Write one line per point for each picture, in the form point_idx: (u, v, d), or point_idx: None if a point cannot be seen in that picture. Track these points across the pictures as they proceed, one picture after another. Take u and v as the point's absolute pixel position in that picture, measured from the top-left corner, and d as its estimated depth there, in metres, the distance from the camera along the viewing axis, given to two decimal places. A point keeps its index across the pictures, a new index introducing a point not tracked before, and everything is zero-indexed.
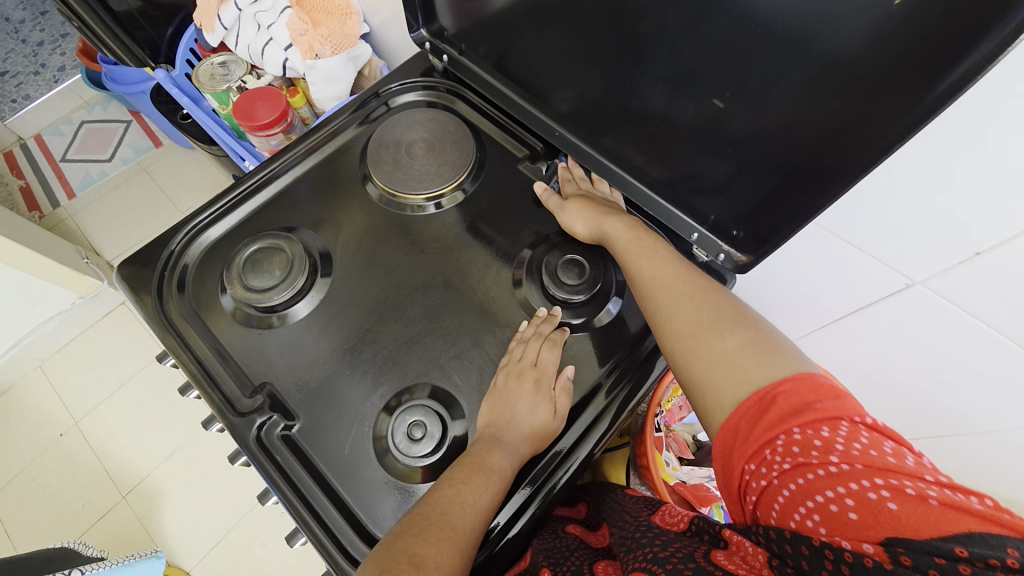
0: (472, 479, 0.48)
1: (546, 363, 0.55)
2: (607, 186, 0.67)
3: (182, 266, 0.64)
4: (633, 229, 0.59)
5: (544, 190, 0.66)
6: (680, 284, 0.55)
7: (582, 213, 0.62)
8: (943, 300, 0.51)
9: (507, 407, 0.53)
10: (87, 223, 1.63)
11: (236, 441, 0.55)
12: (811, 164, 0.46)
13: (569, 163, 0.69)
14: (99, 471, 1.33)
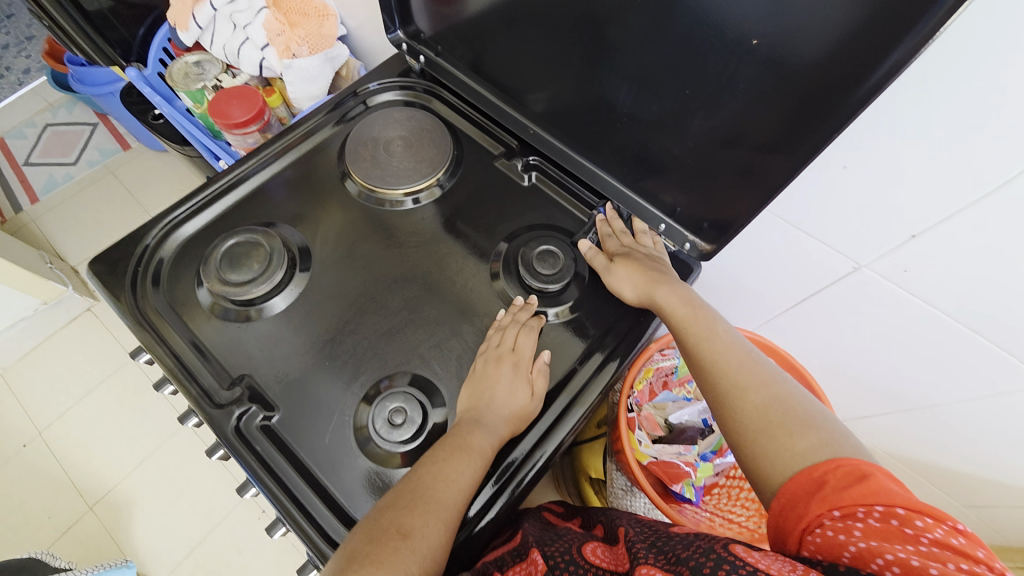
0: (456, 456, 0.50)
1: (523, 348, 0.57)
2: (650, 238, 0.65)
3: (157, 261, 0.63)
4: (687, 302, 0.57)
5: (590, 248, 0.63)
6: (744, 369, 0.53)
7: (630, 278, 0.60)
8: (889, 282, 0.55)
9: (486, 391, 0.55)
10: (51, 227, 1.58)
11: (215, 433, 0.55)
12: (764, 156, 0.50)
13: (607, 214, 0.66)
14: (64, 483, 1.28)
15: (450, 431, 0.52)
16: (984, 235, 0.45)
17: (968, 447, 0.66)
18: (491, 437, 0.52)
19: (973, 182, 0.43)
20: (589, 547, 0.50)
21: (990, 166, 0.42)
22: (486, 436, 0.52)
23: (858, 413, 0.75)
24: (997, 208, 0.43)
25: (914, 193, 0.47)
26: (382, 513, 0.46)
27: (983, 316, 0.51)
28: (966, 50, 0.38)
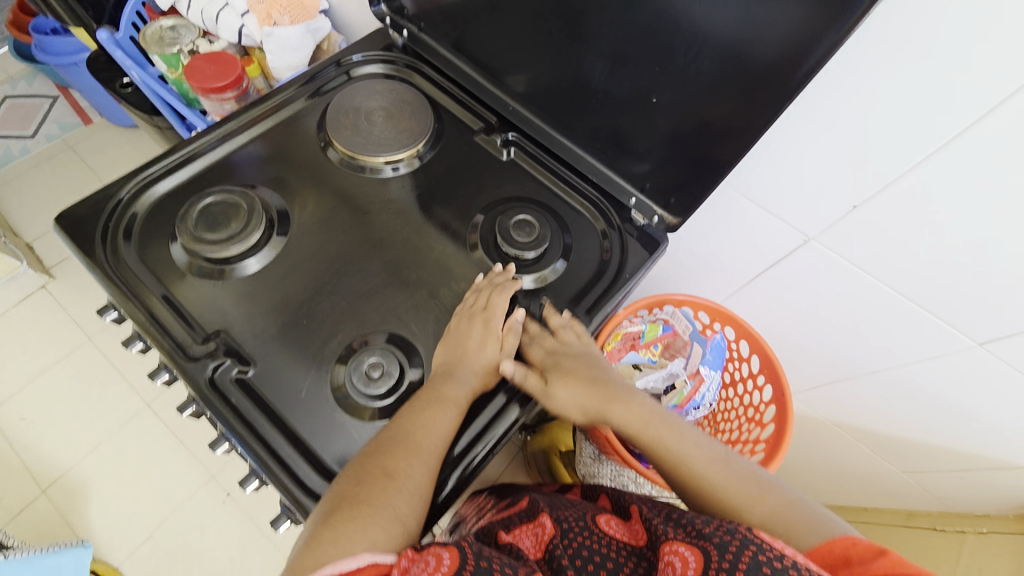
0: (439, 407, 0.53)
1: (496, 307, 0.60)
2: (572, 332, 0.60)
3: (129, 215, 0.62)
4: (646, 423, 0.56)
5: (517, 370, 0.57)
6: (732, 488, 0.51)
7: (575, 398, 0.58)
8: (834, 252, 0.60)
9: (458, 346, 0.57)
10: (5, 201, 1.50)
11: (187, 386, 0.55)
12: (721, 132, 0.54)
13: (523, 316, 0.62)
14: (14, 466, 1.23)
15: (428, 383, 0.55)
16: (911, 206, 0.51)
17: (910, 413, 0.72)
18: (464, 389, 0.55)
19: (900, 159, 0.49)
20: (602, 517, 0.56)
21: (918, 140, 0.47)
22: (456, 389, 0.55)
23: (811, 384, 0.81)
24: (924, 180, 0.49)
25: (856, 168, 0.52)
26: (371, 456, 0.49)
27: (919, 283, 0.56)
28: (898, 34, 0.43)
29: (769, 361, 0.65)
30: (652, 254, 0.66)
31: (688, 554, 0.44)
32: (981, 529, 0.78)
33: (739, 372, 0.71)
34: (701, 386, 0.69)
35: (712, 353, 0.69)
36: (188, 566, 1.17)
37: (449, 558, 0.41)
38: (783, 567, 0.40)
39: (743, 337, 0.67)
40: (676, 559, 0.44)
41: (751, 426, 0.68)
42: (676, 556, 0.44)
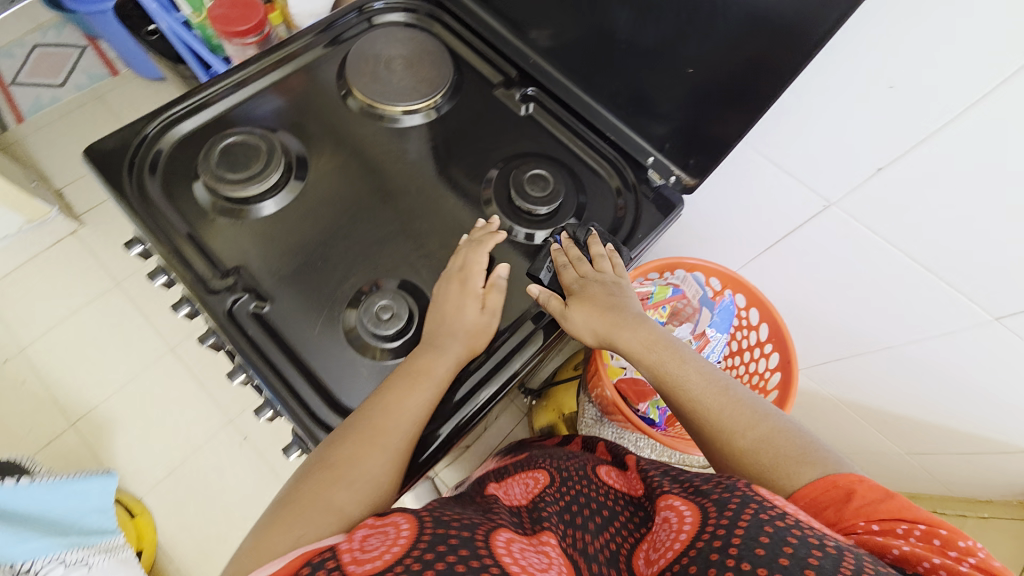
0: (411, 385, 0.53)
1: (473, 267, 0.60)
2: (608, 262, 0.61)
3: (155, 150, 0.64)
4: (651, 347, 0.58)
5: (542, 291, 0.60)
6: (726, 413, 0.53)
7: (590, 322, 0.59)
8: (855, 220, 0.58)
9: (439, 312, 0.58)
10: (37, 148, 1.55)
11: (206, 316, 0.57)
12: (744, 83, 0.54)
13: (563, 241, 0.63)
14: (46, 399, 1.30)
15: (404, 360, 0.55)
16: (938, 168, 0.50)
17: (921, 392, 0.71)
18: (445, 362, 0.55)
19: (928, 118, 0.48)
20: (602, 468, 0.57)
21: (950, 97, 0.46)
22: (437, 356, 0.55)
23: (821, 359, 0.80)
24: (955, 141, 0.47)
25: (884, 127, 0.51)
26: (338, 437, 0.50)
27: (941, 253, 0.55)
28: None
29: (778, 329, 0.64)
30: (666, 217, 0.65)
31: (685, 509, 0.43)
32: (982, 514, 0.80)
33: (746, 341, 0.70)
34: (707, 346, 0.69)
35: (720, 315, 0.68)
36: (206, 502, 1.25)
37: (408, 530, 0.39)
38: (785, 526, 0.37)
39: (753, 305, 0.67)
40: (673, 514, 0.44)
41: (755, 394, 0.68)
42: (673, 512, 0.44)
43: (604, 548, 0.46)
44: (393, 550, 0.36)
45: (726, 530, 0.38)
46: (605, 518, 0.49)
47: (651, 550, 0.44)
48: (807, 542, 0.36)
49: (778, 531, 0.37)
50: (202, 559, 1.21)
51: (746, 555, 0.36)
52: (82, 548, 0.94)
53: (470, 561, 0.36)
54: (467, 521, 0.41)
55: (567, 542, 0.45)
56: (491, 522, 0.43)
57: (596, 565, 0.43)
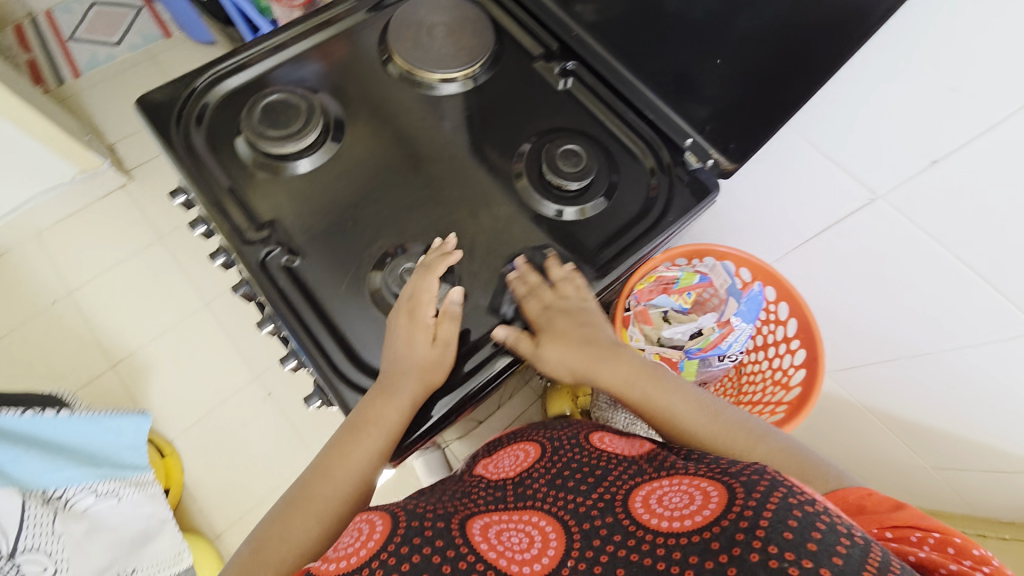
0: (352, 438, 0.54)
1: (422, 294, 0.57)
2: (570, 287, 0.60)
3: (202, 103, 0.66)
4: (631, 381, 0.58)
5: (509, 334, 0.58)
6: (718, 441, 0.53)
7: (566, 357, 0.59)
8: (901, 215, 0.56)
9: (390, 350, 0.56)
10: (92, 103, 1.62)
11: (241, 264, 0.59)
12: (799, 60, 0.52)
13: (521, 269, 0.61)
14: (91, 341, 1.39)
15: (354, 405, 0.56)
16: (1002, 163, 0.47)
17: (956, 405, 0.68)
18: (396, 405, 0.54)
19: (992, 108, 0.45)
20: (597, 435, 0.58)
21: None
22: (391, 398, 0.54)
23: (851, 363, 0.76)
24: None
25: (945, 116, 0.48)
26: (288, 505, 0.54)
27: (994, 257, 0.52)
28: None
29: (808, 327, 0.62)
30: (699, 203, 0.64)
31: (711, 487, 0.43)
32: (1005, 535, 0.73)
33: (772, 335, 0.68)
34: (730, 335, 0.66)
35: (747, 305, 0.65)
36: (230, 450, 1.31)
37: (377, 530, 0.46)
38: (815, 512, 0.37)
39: (784, 299, 0.64)
40: (699, 491, 0.44)
41: (775, 389, 0.66)
42: (697, 489, 0.44)
43: (597, 503, 0.47)
44: (366, 547, 0.45)
45: (754, 511, 0.38)
46: (598, 477, 0.51)
47: (657, 507, 0.45)
48: (836, 529, 0.36)
49: (807, 516, 0.37)
50: (222, 503, 1.28)
51: (774, 538, 0.36)
52: (114, 480, 0.99)
53: (443, 551, 0.44)
54: (442, 511, 0.49)
55: (555, 508, 0.48)
56: (468, 509, 0.50)
57: (587, 524, 0.46)
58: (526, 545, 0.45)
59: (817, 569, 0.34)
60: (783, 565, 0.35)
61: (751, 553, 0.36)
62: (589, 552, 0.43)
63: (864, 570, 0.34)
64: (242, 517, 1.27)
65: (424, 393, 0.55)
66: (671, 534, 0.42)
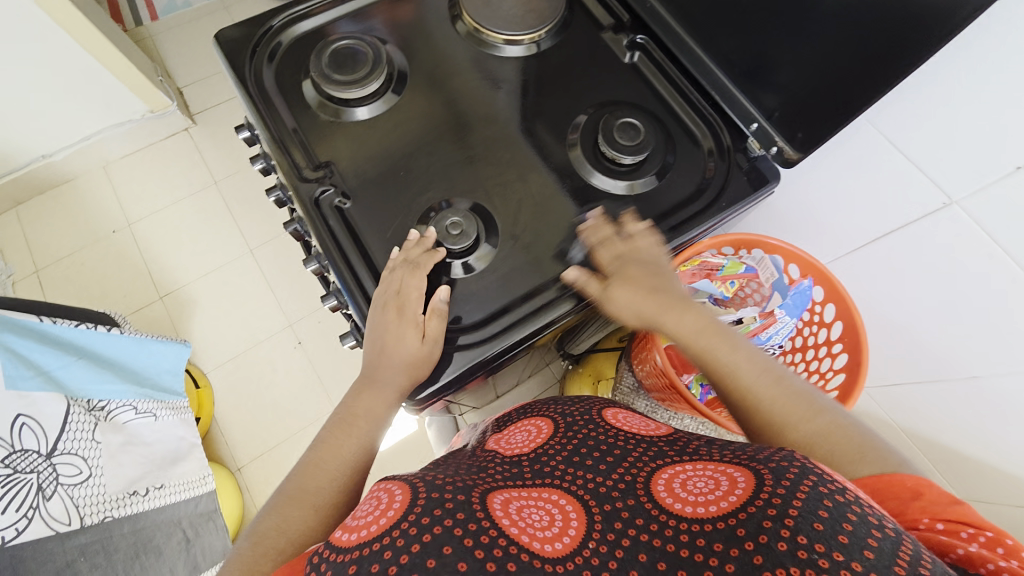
0: (343, 430, 0.58)
1: (409, 292, 0.57)
2: (647, 240, 0.59)
3: (276, 42, 0.68)
4: (698, 332, 0.56)
5: (580, 275, 0.59)
6: (776, 405, 0.50)
7: (632, 303, 0.58)
8: (974, 223, 0.52)
9: (379, 342, 0.57)
10: (166, 47, 1.70)
11: (295, 200, 0.61)
12: (883, 50, 0.49)
13: (593, 220, 0.61)
14: (143, 271, 1.47)
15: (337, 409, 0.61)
16: None
17: None
18: (382, 398, 0.57)
19: None
20: (611, 412, 0.58)
21: None
22: (378, 393, 0.57)
23: (888, 380, 0.71)
24: None
25: None
26: (278, 504, 0.52)
27: None
28: None
29: (855, 330, 0.58)
30: (756, 191, 0.62)
31: (738, 475, 0.43)
32: None
33: (814, 337, 0.65)
34: (772, 327, 0.64)
35: (792, 299, 0.63)
36: (258, 390, 1.38)
37: (399, 501, 0.43)
38: (846, 502, 0.37)
39: (831, 300, 0.61)
40: (726, 478, 0.43)
41: None
42: (723, 475, 0.44)
43: (619, 484, 0.47)
44: (386, 518, 0.41)
45: (783, 499, 0.37)
46: (619, 455, 0.50)
47: (681, 492, 0.44)
48: (866, 521, 0.36)
49: (837, 506, 0.36)
50: (246, 438, 1.34)
51: (804, 529, 0.35)
52: (151, 400, 1.03)
53: (466, 524, 0.40)
54: (462, 485, 0.45)
55: (574, 486, 0.48)
56: (487, 483, 0.47)
57: (609, 505, 0.45)
58: (550, 523, 0.42)
59: (848, 562, 0.33)
60: (812, 556, 0.34)
61: (779, 542, 0.36)
62: (610, 535, 0.42)
63: (894, 565, 0.33)
64: (263, 454, 1.33)
65: (410, 386, 0.57)
66: (695, 520, 0.41)
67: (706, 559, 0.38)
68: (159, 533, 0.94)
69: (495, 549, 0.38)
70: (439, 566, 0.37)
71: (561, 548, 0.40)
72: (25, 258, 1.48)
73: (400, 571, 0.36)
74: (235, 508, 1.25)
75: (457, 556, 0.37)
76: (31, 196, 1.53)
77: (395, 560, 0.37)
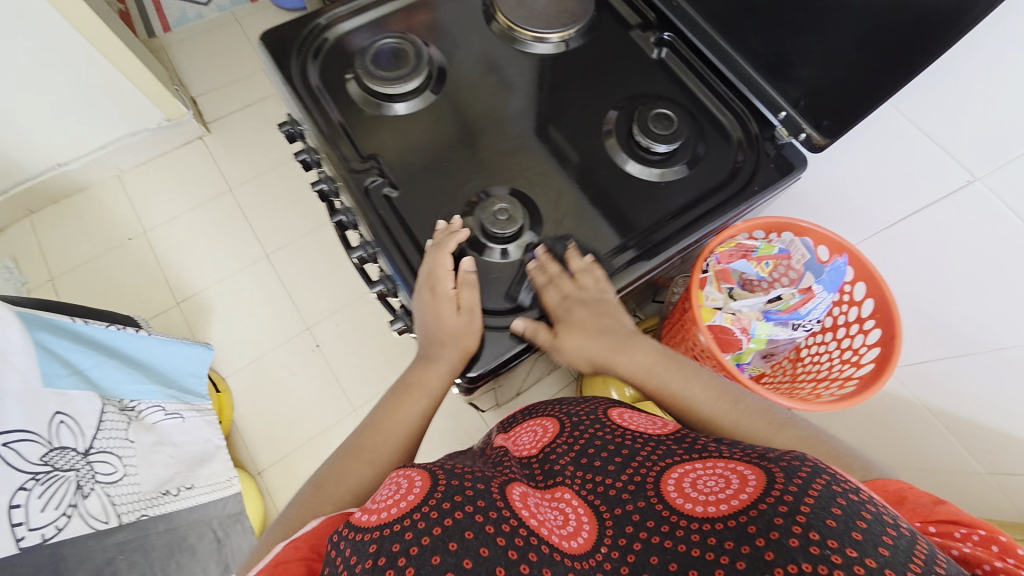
0: (401, 398, 0.62)
1: (438, 270, 0.59)
2: (588, 278, 0.60)
3: (321, 41, 0.71)
4: (648, 371, 0.60)
5: (528, 326, 0.58)
6: (738, 426, 0.54)
7: (582, 345, 0.60)
8: (998, 199, 0.55)
9: (426, 321, 0.59)
10: (179, 58, 1.73)
11: (346, 189, 0.63)
12: (902, 43, 0.52)
13: (540, 257, 0.61)
14: (159, 278, 1.48)
15: (401, 375, 0.65)
16: None
17: None
18: (436, 370, 0.60)
19: None
20: (616, 411, 0.57)
21: None
22: (434, 365, 0.60)
23: (914, 359, 0.74)
24: None
25: None
26: (342, 455, 0.58)
27: None
28: None
29: (887, 307, 0.60)
30: (785, 177, 0.65)
31: (748, 472, 0.42)
32: None
33: (843, 317, 0.66)
34: (812, 301, 0.61)
35: (828, 275, 0.60)
36: (277, 394, 1.38)
37: (420, 487, 0.44)
38: (861, 501, 0.36)
39: (861, 279, 0.63)
40: (735, 475, 0.43)
41: (843, 366, 0.65)
42: (733, 473, 0.43)
43: (629, 484, 0.46)
44: (407, 501, 0.42)
45: (795, 497, 0.37)
46: (627, 455, 0.49)
47: (691, 493, 0.43)
48: (881, 520, 0.35)
49: (852, 505, 0.36)
50: (267, 441, 1.34)
51: (817, 525, 0.35)
52: (179, 402, 1.02)
53: (488, 512, 0.41)
54: (481, 475, 0.46)
55: (582, 488, 0.48)
56: (505, 477, 0.48)
57: (620, 508, 0.44)
58: (564, 522, 0.44)
59: (862, 558, 0.33)
60: (825, 552, 0.34)
61: (791, 538, 0.35)
62: (622, 540, 0.42)
63: (910, 563, 0.33)
64: (284, 458, 1.33)
65: (461, 360, 0.59)
66: (706, 518, 0.40)
67: (716, 557, 0.37)
68: (192, 532, 0.96)
69: (516, 538, 0.40)
70: (461, 549, 0.38)
71: (575, 546, 0.42)
72: (40, 267, 1.48)
73: (422, 550, 0.38)
74: (258, 511, 1.24)
75: (480, 542, 0.39)
76: (45, 205, 1.53)
77: (417, 540, 0.38)
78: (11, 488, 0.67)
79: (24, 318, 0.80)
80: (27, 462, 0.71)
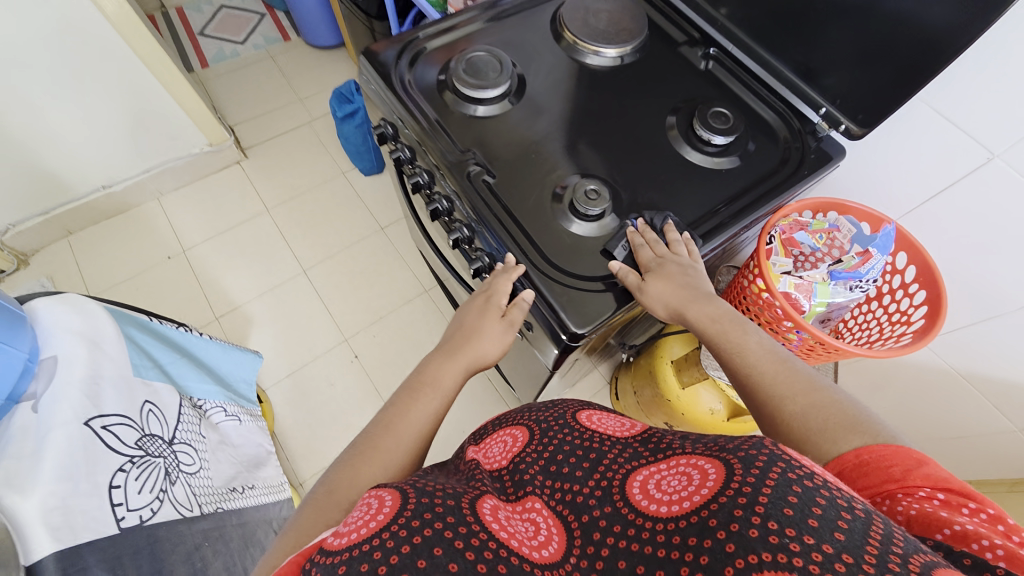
0: (413, 396, 0.64)
1: (498, 289, 0.66)
2: (682, 247, 0.66)
3: (413, 57, 0.81)
4: (716, 320, 0.63)
5: (621, 267, 0.65)
6: (780, 377, 0.54)
7: (666, 295, 0.63)
8: (1016, 170, 0.65)
9: (471, 329, 0.69)
10: (217, 90, 1.83)
11: (449, 177, 0.71)
12: (915, 54, 0.64)
13: (639, 224, 0.68)
14: (198, 294, 1.51)
15: (410, 376, 0.67)
16: None
17: None
18: (452, 368, 0.67)
19: None
20: (586, 413, 0.54)
21: None
22: (454, 364, 0.68)
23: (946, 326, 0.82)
24: None
25: None
26: (348, 459, 0.55)
27: None
28: None
29: (930, 272, 0.69)
30: (828, 163, 0.75)
31: (708, 466, 0.39)
32: None
33: (888, 285, 0.74)
34: (869, 262, 0.69)
35: (881, 240, 0.69)
36: (318, 403, 1.39)
37: (391, 503, 0.39)
38: (815, 486, 0.33)
39: (903, 249, 0.72)
40: (695, 470, 0.40)
41: (895, 326, 0.73)
42: (694, 468, 0.40)
43: (595, 491, 0.44)
44: (375, 521, 0.37)
45: (752, 488, 0.34)
46: (594, 461, 0.47)
47: (656, 494, 0.40)
48: (835, 503, 0.33)
49: (806, 492, 0.33)
50: (309, 450, 1.34)
51: (774, 514, 0.32)
52: (235, 404, 1.05)
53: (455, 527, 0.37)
54: (451, 490, 0.42)
55: (552, 498, 0.46)
56: (476, 490, 0.44)
57: (587, 516, 0.43)
58: (535, 532, 0.42)
59: (819, 545, 0.30)
60: (784, 542, 0.31)
61: (750, 529, 0.32)
62: (594, 548, 0.40)
63: (867, 545, 0.30)
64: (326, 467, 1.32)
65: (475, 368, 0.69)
66: (671, 520, 0.38)
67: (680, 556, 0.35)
68: (259, 529, 0.95)
69: (486, 551, 0.36)
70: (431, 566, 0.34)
71: (548, 557, 0.39)
72: (77, 285, 1.50)
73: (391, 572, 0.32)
74: None
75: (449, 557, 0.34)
76: (84, 226, 1.57)
77: (384, 560, 0.33)
78: (112, 468, 0.69)
79: (113, 312, 0.83)
80: (125, 445, 0.72)
